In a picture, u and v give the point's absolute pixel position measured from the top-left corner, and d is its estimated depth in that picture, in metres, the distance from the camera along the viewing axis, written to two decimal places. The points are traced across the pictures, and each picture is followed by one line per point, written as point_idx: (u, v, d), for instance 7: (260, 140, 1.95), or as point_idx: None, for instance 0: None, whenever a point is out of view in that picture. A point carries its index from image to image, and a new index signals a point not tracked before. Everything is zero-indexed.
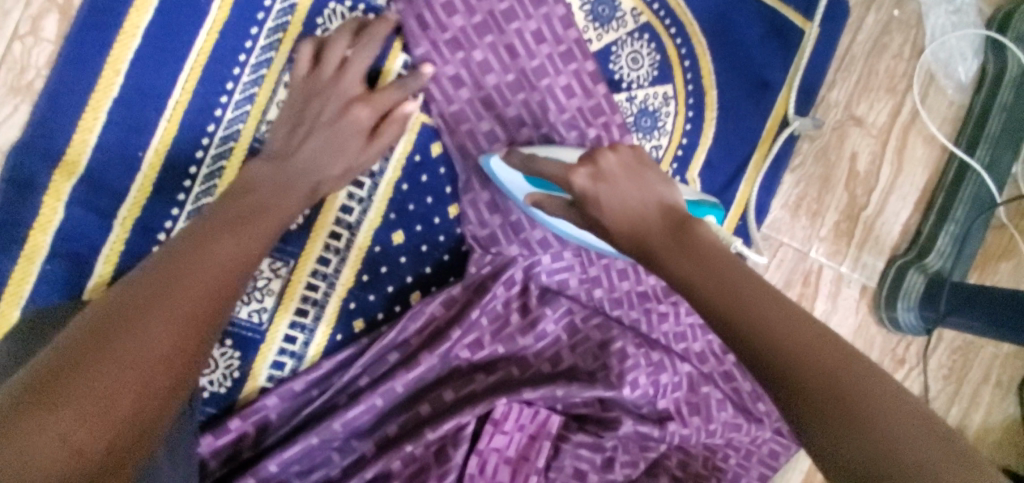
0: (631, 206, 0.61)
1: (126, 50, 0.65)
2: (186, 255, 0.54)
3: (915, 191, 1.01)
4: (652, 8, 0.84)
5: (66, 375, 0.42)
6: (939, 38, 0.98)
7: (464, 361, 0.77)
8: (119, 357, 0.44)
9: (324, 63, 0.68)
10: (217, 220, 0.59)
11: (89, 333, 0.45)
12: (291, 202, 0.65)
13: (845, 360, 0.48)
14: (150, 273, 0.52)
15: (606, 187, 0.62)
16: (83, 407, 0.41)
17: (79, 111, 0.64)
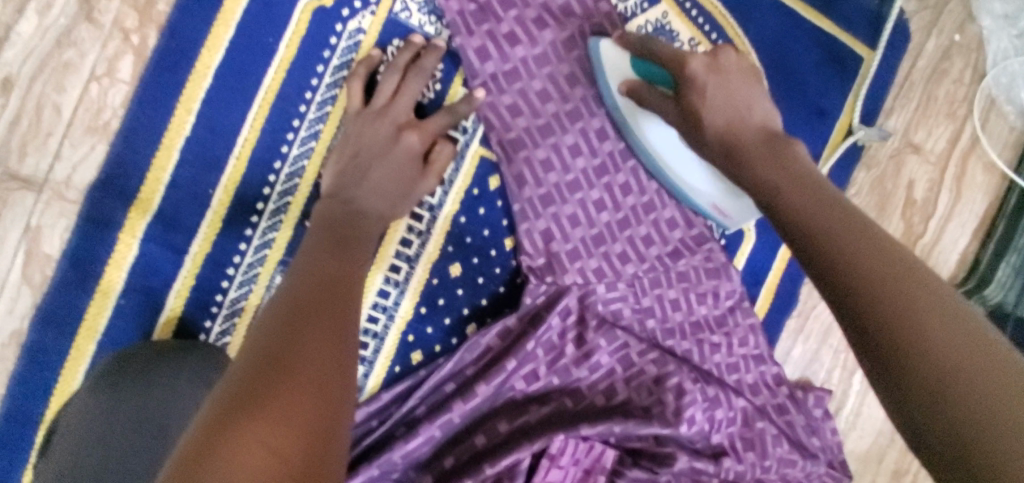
0: (733, 117, 0.63)
1: (199, 90, 0.66)
2: (313, 284, 0.53)
3: (974, 219, 0.98)
4: (709, 37, 0.83)
5: (251, 393, 0.42)
6: (1001, 63, 0.95)
7: (519, 392, 0.76)
8: (291, 367, 0.44)
9: (376, 94, 0.68)
10: (328, 250, 0.59)
11: (251, 367, 0.44)
12: (371, 230, 0.64)
13: (964, 310, 0.42)
14: (278, 304, 0.51)
15: (716, 77, 0.64)
16: (272, 415, 0.41)
17: (153, 150, 0.65)
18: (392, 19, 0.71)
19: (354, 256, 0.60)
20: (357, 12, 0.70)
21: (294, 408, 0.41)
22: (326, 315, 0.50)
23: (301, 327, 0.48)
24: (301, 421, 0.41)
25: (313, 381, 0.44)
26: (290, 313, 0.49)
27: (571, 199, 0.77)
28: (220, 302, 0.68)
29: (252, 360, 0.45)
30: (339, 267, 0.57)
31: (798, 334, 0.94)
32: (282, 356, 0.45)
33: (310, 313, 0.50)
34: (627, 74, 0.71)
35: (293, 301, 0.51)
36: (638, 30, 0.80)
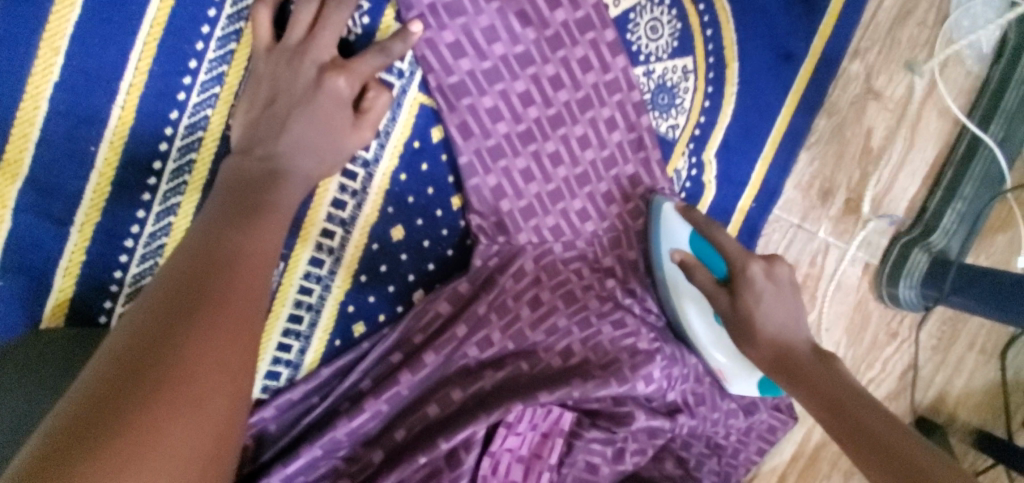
0: (782, 329, 0.70)
1: (64, 23, 0.54)
2: (210, 263, 0.45)
3: (924, 166, 0.98)
4: None
5: (112, 407, 0.35)
6: (963, 5, 0.93)
7: (472, 359, 0.71)
8: (167, 378, 0.37)
9: (291, 27, 0.58)
10: (230, 219, 0.49)
11: (112, 376, 0.37)
12: (289, 193, 0.55)
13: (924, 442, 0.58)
14: (168, 283, 0.43)
15: (771, 289, 0.70)
16: (129, 443, 0.34)
17: (14, 99, 0.54)
18: None
19: (266, 229, 0.50)
20: None
21: (157, 439, 0.35)
22: (220, 310, 0.42)
23: (187, 325, 0.40)
24: (166, 451, 0.35)
25: (191, 402, 0.37)
26: (175, 304, 0.41)
27: (523, 152, 0.70)
28: (120, 280, 0.59)
29: (119, 359, 0.38)
30: (244, 242, 0.48)
31: None
32: (154, 365, 0.38)
33: (200, 304, 0.42)
34: (679, 246, 0.74)
35: (181, 286, 0.43)
36: None
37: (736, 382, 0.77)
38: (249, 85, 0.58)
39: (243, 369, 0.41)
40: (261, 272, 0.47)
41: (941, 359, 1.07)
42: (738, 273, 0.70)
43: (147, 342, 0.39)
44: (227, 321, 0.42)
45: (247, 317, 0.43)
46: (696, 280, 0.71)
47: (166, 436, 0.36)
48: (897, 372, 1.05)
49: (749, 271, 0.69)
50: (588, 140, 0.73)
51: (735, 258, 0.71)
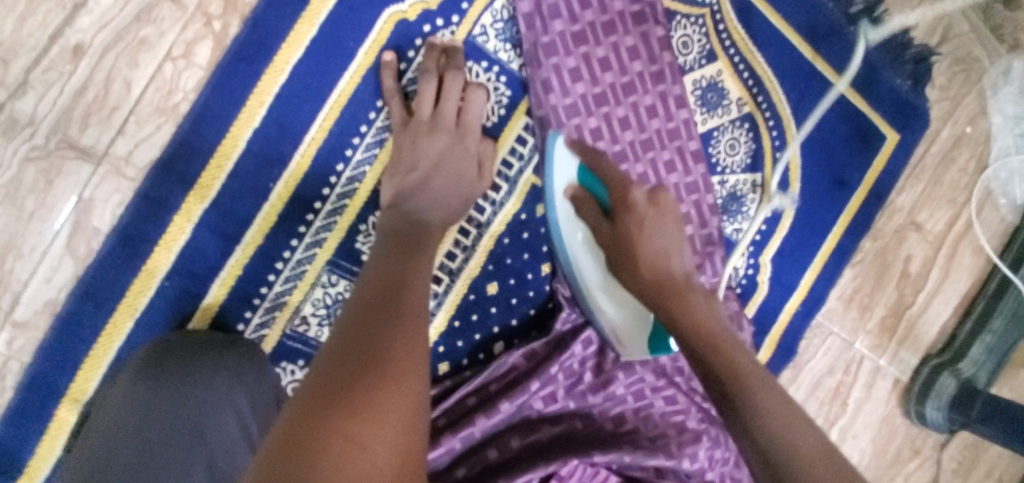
0: (660, 254, 0.73)
1: (273, 84, 0.66)
2: (384, 288, 0.54)
3: (956, 296, 1.07)
4: (756, 99, 0.86)
5: (346, 382, 0.45)
6: (1002, 159, 1.04)
7: (535, 411, 0.80)
8: (375, 360, 0.46)
9: (444, 110, 0.69)
10: (400, 250, 0.60)
11: (334, 363, 0.46)
12: (434, 238, 0.65)
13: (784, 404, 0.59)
14: (360, 299, 0.53)
15: (652, 208, 0.74)
16: (356, 406, 0.43)
17: (219, 137, 0.65)
18: (469, 41, 0.72)
19: (417, 264, 0.59)
20: (437, 30, 0.71)
21: (375, 403, 0.44)
22: (404, 304, 0.53)
23: (381, 320, 0.50)
24: (384, 411, 0.44)
25: (393, 378, 0.46)
26: (368, 308, 0.51)
27: None
28: (263, 295, 0.69)
29: (338, 353, 0.47)
30: (410, 269, 0.58)
31: (790, 384, 0.99)
32: (363, 353, 0.47)
33: (375, 320, 0.50)
34: (569, 177, 0.75)
35: (373, 296, 0.53)
36: (693, 84, 0.83)
37: (628, 347, 0.78)
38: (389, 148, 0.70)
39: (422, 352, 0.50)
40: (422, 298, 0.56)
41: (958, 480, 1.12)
42: (617, 193, 0.74)
43: (358, 334, 0.48)
44: (403, 328, 0.50)
45: (418, 317, 0.53)
46: (585, 215, 0.74)
47: (381, 400, 0.44)
48: None
49: (630, 198, 0.73)
50: None
51: (621, 202, 0.73)
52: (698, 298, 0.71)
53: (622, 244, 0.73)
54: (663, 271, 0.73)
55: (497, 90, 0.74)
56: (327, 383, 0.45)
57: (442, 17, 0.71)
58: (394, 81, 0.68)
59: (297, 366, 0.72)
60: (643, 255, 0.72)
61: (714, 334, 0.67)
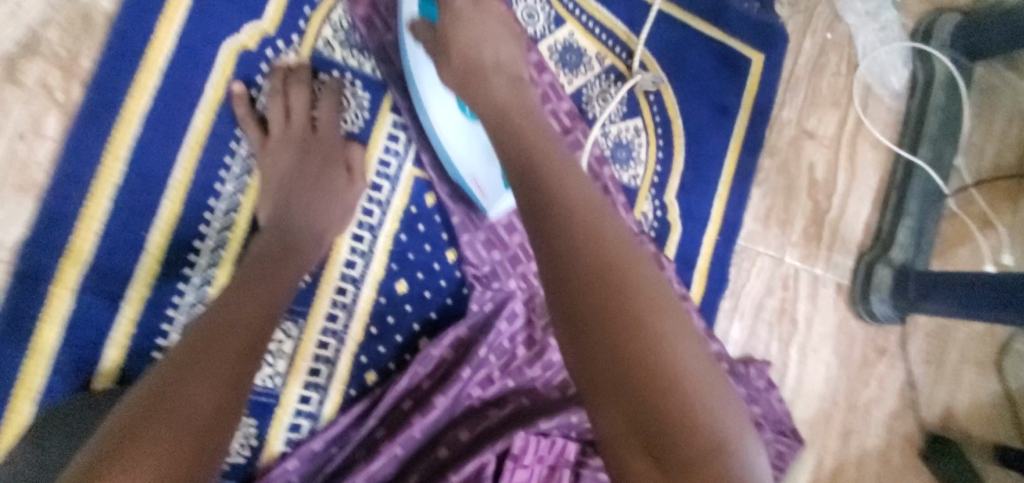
0: (510, 91, 0.68)
1: (126, 138, 0.67)
2: (234, 305, 0.56)
3: (870, 192, 1.11)
4: (615, 51, 0.90)
5: (168, 390, 0.46)
6: (870, 54, 1.10)
7: (476, 399, 0.78)
8: (203, 373, 0.48)
9: (296, 123, 0.71)
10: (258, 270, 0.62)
11: (162, 373, 0.48)
12: (303, 262, 0.68)
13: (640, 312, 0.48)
14: (207, 316, 0.55)
15: (471, 26, 0.70)
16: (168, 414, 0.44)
17: (81, 200, 0.65)
18: (315, 55, 0.74)
19: (270, 272, 0.63)
20: (280, 52, 0.73)
21: (187, 409, 0.45)
22: (245, 320, 0.55)
23: (218, 335, 0.52)
24: (192, 415, 0.45)
25: (213, 387, 0.47)
26: (209, 324, 0.53)
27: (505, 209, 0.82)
28: (163, 346, 0.68)
29: (171, 363, 0.49)
30: (264, 290, 0.60)
31: (733, 314, 1.00)
32: (193, 364, 0.48)
33: (212, 324, 0.53)
34: (411, 12, 0.73)
35: (220, 312, 0.55)
36: (549, 49, 0.86)
37: (493, 198, 0.77)
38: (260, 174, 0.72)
39: (253, 364, 0.52)
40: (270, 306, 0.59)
41: (933, 368, 1.12)
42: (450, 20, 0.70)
43: (192, 348, 0.50)
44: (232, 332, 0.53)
45: (256, 333, 0.54)
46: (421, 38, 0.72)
47: (194, 405, 0.45)
48: (896, 390, 1.10)
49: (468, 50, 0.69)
50: None
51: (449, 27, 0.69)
52: (578, 191, 0.57)
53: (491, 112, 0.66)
54: (498, 93, 0.67)
55: (356, 96, 0.76)
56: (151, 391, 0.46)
57: (282, 39, 0.73)
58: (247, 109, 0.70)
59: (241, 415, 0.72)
60: (502, 104, 0.66)
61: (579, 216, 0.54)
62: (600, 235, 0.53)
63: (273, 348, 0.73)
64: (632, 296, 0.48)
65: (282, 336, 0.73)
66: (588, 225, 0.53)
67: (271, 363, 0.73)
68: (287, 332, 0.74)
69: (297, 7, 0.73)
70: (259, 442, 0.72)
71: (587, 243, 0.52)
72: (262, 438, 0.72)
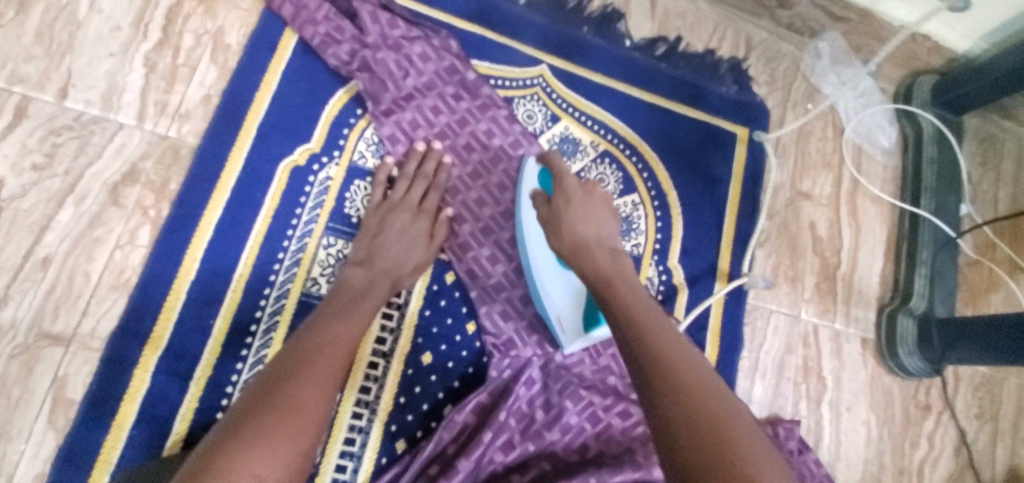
0: (590, 221, 0.80)
1: (201, 242, 0.82)
2: (292, 359, 0.65)
3: (880, 245, 1.13)
4: (607, 138, 1.03)
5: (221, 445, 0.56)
6: (855, 116, 1.18)
7: (499, 464, 0.82)
8: (254, 434, 0.57)
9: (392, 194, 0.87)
10: (326, 318, 0.73)
11: (227, 425, 0.58)
12: (371, 304, 0.78)
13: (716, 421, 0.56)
14: (279, 366, 0.65)
15: (580, 197, 0.82)
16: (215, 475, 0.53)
17: (163, 296, 0.80)
18: (352, 166, 0.91)
19: (340, 334, 0.71)
20: (324, 165, 0.89)
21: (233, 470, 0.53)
22: (302, 376, 0.64)
23: (273, 391, 0.61)
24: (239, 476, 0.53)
25: (261, 452, 0.55)
26: (272, 378, 0.63)
27: (518, 281, 0.91)
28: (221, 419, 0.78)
29: (237, 414, 0.59)
30: (325, 337, 0.69)
31: (754, 373, 1.01)
32: (249, 424, 0.58)
33: (286, 382, 0.62)
34: (531, 185, 0.88)
35: (289, 362, 0.65)
36: (548, 142, 1.00)
37: (569, 336, 0.86)
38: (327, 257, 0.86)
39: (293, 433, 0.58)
40: (337, 368, 0.67)
41: (982, 422, 1.07)
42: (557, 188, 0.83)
43: (253, 405, 0.60)
44: (307, 389, 0.62)
45: (299, 401, 0.61)
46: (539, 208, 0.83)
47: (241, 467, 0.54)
48: (947, 449, 1.05)
49: (563, 184, 0.83)
50: None
51: (560, 198, 0.81)
52: (653, 318, 0.67)
53: (576, 252, 0.77)
54: (583, 231, 0.79)
55: None
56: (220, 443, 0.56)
57: (326, 155, 0.90)
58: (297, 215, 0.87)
59: None
60: (586, 245, 0.77)
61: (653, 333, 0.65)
62: (701, 393, 0.59)
63: None
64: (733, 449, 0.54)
65: None
66: (673, 356, 0.62)
67: None
68: None
69: (338, 129, 0.91)
70: None
71: (685, 411, 0.57)
72: None
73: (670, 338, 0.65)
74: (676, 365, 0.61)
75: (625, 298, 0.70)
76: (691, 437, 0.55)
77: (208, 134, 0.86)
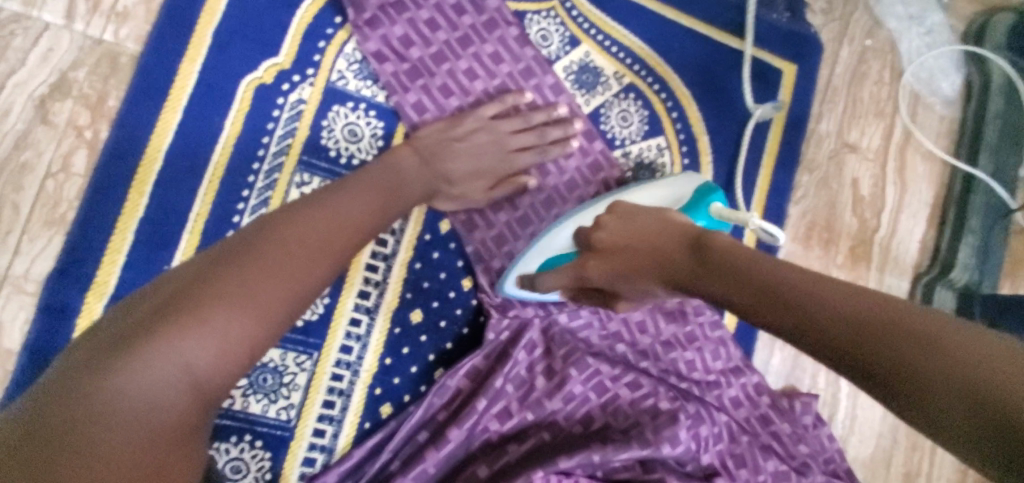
0: (628, 226, 0.61)
1: (149, 173, 0.69)
2: (275, 233, 0.52)
3: (924, 208, 1.01)
4: (634, 69, 0.87)
5: (164, 316, 0.43)
6: (917, 60, 1.02)
7: (494, 433, 0.75)
8: (208, 322, 0.44)
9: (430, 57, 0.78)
10: (321, 200, 0.59)
11: (174, 291, 0.45)
12: (412, 184, 0.71)
13: (877, 317, 0.40)
14: (256, 234, 0.51)
15: (607, 233, 0.62)
16: (155, 362, 0.41)
17: (108, 235, 0.68)
18: (330, 87, 0.75)
19: (332, 237, 0.56)
20: (295, 85, 0.74)
21: (183, 346, 0.42)
22: (285, 254, 0.51)
23: (240, 259, 0.48)
24: (189, 372, 0.42)
25: (212, 339, 0.43)
26: (243, 243, 0.50)
27: (523, 234, 0.80)
28: None
29: (191, 276, 0.47)
30: (333, 212, 0.58)
31: (774, 342, 0.93)
32: (202, 295, 0.45)
33: (219, 289, 0.46)
34: (528, 269, 0.73)
35: (274, 230, 0.52)
36: (564, 71, 0.84)
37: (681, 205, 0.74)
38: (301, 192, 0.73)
39: (262, 342, 0.47)
40: (306, 283, 0.51)
41: None
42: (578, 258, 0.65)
43: (213, 273, 0.47)
44: (283, 269, 0.50)
45: (288, 291, 0.49)
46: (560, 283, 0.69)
47: (189, 353, 0.42)
48: None
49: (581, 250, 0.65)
50: None
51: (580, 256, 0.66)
52: (747, 256, 0.50)
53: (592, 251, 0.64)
54: (621, 238, 0.61)
55: (369, 124, 0.77)
56: (166, 308, 0.44)
57: (297, 72, 0.74)
58: (265, 144, 0.73)
59: (259, 448, 0.70)
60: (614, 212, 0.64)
61: (751, 264, 0.50)
62: (845, 302, 0.42)
63: (287, 379, 0.72)
64: (963, 356, 0.35)
65: (295, 368, 0.72)
66: (803, 279, 0.46)
67: (284, 395, 0.72)
68: (301, 364, 0.72)
69: (312, 40, 0.75)
70: (273, 476, 0.71)
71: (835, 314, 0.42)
72: (276, 472, 0.71)
73: (782, 268, 0.48)
74: (805, 290, 0.45)
75: (711, 242, 0.53)
76: (899, 376, 0.37)
77: (152, 39, 0.70)
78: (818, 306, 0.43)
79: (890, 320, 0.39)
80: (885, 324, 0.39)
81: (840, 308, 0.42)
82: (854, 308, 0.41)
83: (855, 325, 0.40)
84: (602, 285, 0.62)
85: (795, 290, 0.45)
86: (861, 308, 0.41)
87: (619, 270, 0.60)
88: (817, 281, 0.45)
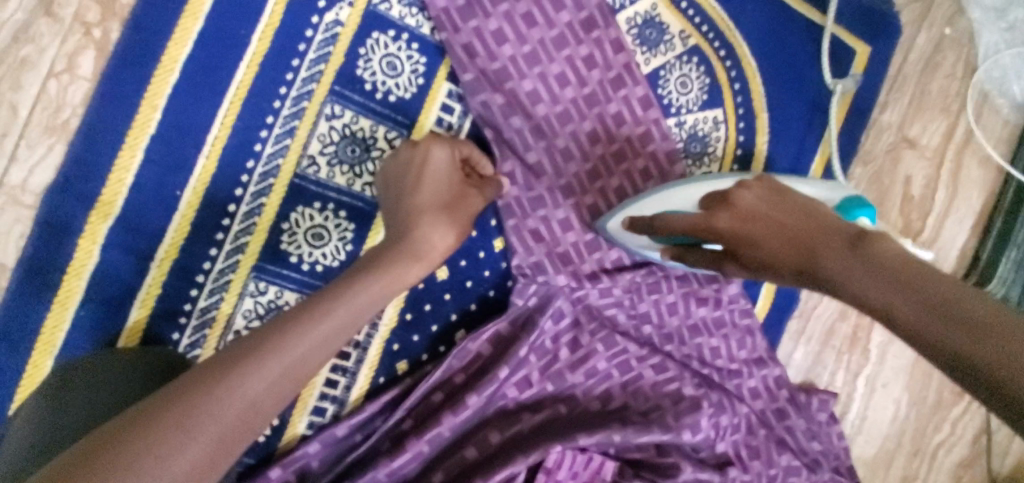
0: (774, 196, 0.56)
1: (165, 85, 0.62)
2: (277, 339, 0.51)
3: (971, 215, 0.96)
4: (701, 30, 0.80)
5: (163, 417, 0.44)
6: (992, 57, 0.94)
7: (510, 400, 0.72)
8: (193, 428, 0.45)
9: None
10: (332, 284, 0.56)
11: (175, 392, 0.46)
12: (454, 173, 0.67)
13: (998, 319, 0.42)
14: (260, 338, 0.50)
15: (750, 214, 0.55)
16: (147, 459, 0.43)
17: (115, 151, 0.61)
18: (371, 11, 0.67)
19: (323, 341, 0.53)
20: (334, 4, 0.66)
21: (164, 446, 0.43)
22: (277, 362, 0.50)
23: (235, 365, 0.48)
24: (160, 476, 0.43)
25: (193, 447, 0.45)
26: (246, 347, 0.50)
27: (564, 203, 0.73)
28: (189, 312, 0.64)
29: (192, 378, 0.47)
30: (340, 300, 0.55)
31: (800, 337, 0.92)
32: (193, 400, 0.46)
33: (210, 396, 0.46)
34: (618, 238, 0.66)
35: (275, 334, 0.51)
36: (627, 23, 0.77)
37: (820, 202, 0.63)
38: (330, 126, 0.67)
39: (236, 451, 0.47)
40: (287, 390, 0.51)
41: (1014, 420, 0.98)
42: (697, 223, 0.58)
43: (210, 378, 0.47)
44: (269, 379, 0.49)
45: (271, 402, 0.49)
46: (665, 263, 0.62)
47: (170, 455, 0.43)
48: (968, 437, 0.97)
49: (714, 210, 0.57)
50: (624, 188, 0.75)
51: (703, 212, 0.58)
52: (891, 246, 0.49)
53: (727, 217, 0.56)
54: (770, 203, 0.55)
55: (411, 58, 0.69)
56: (161, 408, 0.45)
57: None
58: (295, 67, 0.65)
59: None
60: (770, 183, 0.57)
61: (890, 256, 0.48)
62: (951, 296, 0.45)
63: None
64: None
65: None
66: (909, 264, 0.47)
67: None
68: None
69: None
70: (281, 422, 0.69)
71: (936, 297, 0.45)
72: (284, 418, 0.69)
73: (906, 262, 0.48)
74: (923, 275, 0.46)
75: (851, 234, 0.50)
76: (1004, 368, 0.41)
77: None
78: (933, 287, 0.45)
79: (991, 312, 0.43)
80: (992, 322, 0.42)
81: (931, 292, 0.45)
82: (963, 301, 0.44)
83: (931, 303, 0.45)
84: (717, 241, 0.57)
85: (924, 286, 0.45)
86: (978, 313, 0.43)
87: (755, 239, 0.54)
88: (939, 275, 0.46)
